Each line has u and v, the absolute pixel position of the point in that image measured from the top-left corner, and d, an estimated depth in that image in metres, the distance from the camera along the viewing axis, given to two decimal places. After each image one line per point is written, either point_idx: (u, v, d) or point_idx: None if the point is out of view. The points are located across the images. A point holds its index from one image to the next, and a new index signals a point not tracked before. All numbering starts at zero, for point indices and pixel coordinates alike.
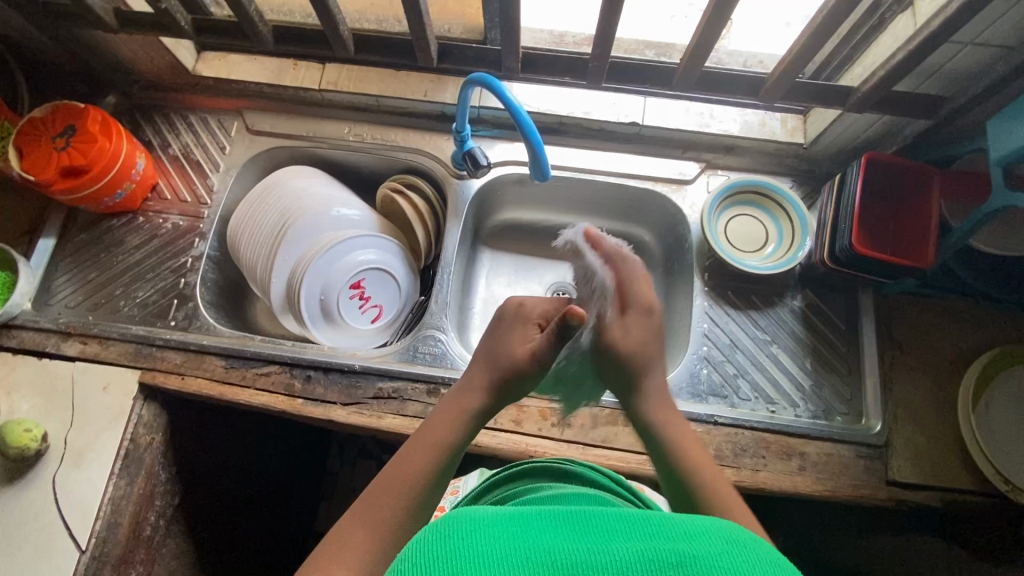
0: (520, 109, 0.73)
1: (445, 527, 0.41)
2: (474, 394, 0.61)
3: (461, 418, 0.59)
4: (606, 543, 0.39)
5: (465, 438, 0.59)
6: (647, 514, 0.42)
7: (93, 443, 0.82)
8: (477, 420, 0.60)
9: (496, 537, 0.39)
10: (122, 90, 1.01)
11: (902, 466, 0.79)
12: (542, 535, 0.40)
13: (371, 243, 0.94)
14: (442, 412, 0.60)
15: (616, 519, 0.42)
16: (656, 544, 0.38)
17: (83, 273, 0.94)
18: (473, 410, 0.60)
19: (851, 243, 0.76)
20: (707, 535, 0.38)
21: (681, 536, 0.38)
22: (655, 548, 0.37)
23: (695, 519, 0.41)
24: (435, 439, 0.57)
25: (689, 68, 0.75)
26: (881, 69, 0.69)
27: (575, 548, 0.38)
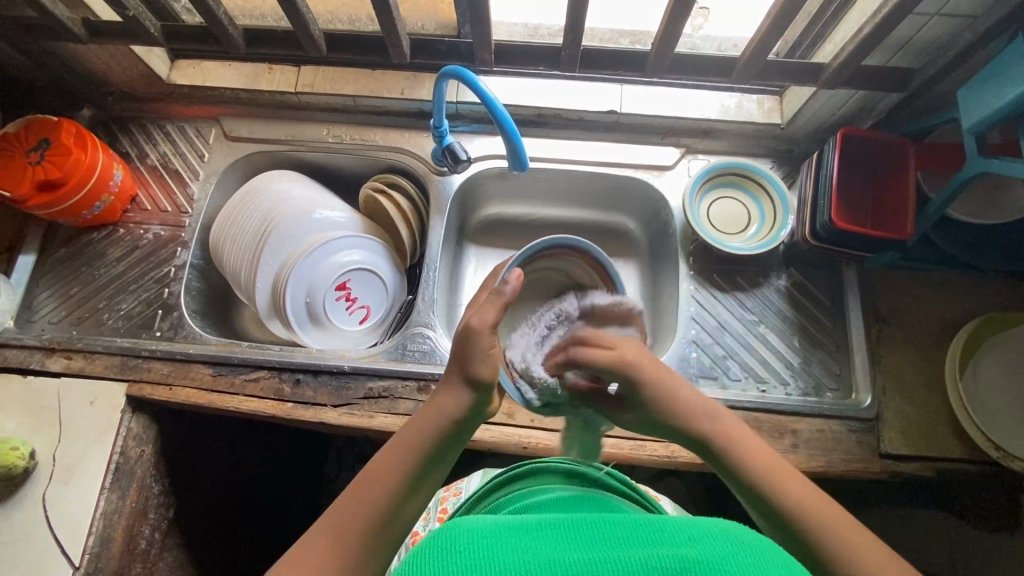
0: (494, 101, 0.73)
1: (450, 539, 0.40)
2: (455, 398, 0.56)
3: (436, 421, 0.56)
4: (612, 550, 0.39)
5: (440, 444, 0.56)
6: (651, 520, 0.42)
7: (82, 458, 0.81)
8: (456, 425, 0.56)
9: (500, 549, 0.39)
10: (97, 102, 1.01)
11: (893, 438, 0.80)
12: (548, 544, 0.40)
13: (355, 243, 0.93)
14: (418, 416, 0.57)
15: (622, 525, 0.42)
16: (661, 550, 0.38)
17: (65, 288, 0.93)
18: (453, 414, 0.55)
19: (831, 219, 0.76)
20: (714, 541, 0.39)
21: (685, 543, 0.39)
22: (658, 556, 0.37)
23: (701, 526, 0.41)
24: (406, 444, 0.55)
25: (661, 52, 0.75)
26: (850, 44, 0.70)
27: (582, 555, 0.38)
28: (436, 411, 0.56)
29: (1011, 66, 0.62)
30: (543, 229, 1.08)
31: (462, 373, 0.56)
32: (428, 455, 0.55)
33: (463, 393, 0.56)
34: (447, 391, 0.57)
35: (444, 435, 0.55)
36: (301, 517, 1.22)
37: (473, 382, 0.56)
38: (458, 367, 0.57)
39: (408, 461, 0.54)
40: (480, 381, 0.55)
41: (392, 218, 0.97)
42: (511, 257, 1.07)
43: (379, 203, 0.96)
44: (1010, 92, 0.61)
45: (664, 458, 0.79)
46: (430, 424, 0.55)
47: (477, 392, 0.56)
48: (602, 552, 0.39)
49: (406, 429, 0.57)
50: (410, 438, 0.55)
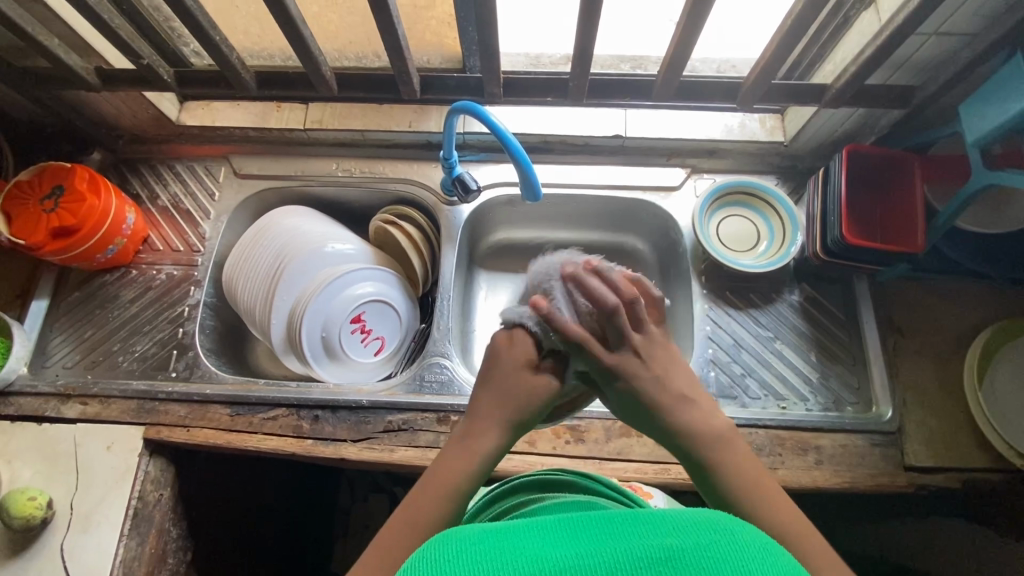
0: (505, 132, 0.74)
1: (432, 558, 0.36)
2: (491, 433, 0.52)
3: (471, 461, 0.50)
4: (597, 546, 0.36)
5: (476, 486, 0.50)
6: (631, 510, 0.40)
7: (100, 505, 0.80)
8: (491, 464, 0.51)
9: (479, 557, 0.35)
10: (107, 146, 1.02)
11: (917, 451, 0.80)
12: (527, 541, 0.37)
13: (369, 276, 0.94)
14: (447, 453, 0.51)
15: (605, 521, 0.39)
16: (644, 543, 0.36)
17: (78, 332, 0.93)
18: (489, 452, 0.51)
19: (842, 235, 0.77)
20: (700, 529, 0.37)
21: (670, 531, 0.36)
22: (648, 549, 0.35)
23: (684, 512, 0.38)
24: (438, 485, 0.48)
25: (668, 78, 0.76)
26: (852, 65, 0.71)
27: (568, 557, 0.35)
28: (474, 446, 0.51)
29: (1010, 82, 0.63)
30: (552, 253, 1.09)
31: (498, 399, 0.53)
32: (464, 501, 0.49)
33: (497, 432, 0.52)
34: (482, 426, 0.52)
35: (477, 476, 0.50)
36: (318, 553, 1.20)
37: (510, 414, 0.52)
38: (497, 393, 0.53)
39: (444, 502, 0.48)
40: (518, 413, 0.53)
41: (403, 248, 0.97)
42: (522, 281, 1.08)
43: (390, 234, 0.97)
44: (1012, 108, 0.63)
45: (688, 481, 0.78)
46: (462, 463, 0.50)
47: (512, 422, 0.52)
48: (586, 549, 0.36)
49: (436, 465, 0.50)
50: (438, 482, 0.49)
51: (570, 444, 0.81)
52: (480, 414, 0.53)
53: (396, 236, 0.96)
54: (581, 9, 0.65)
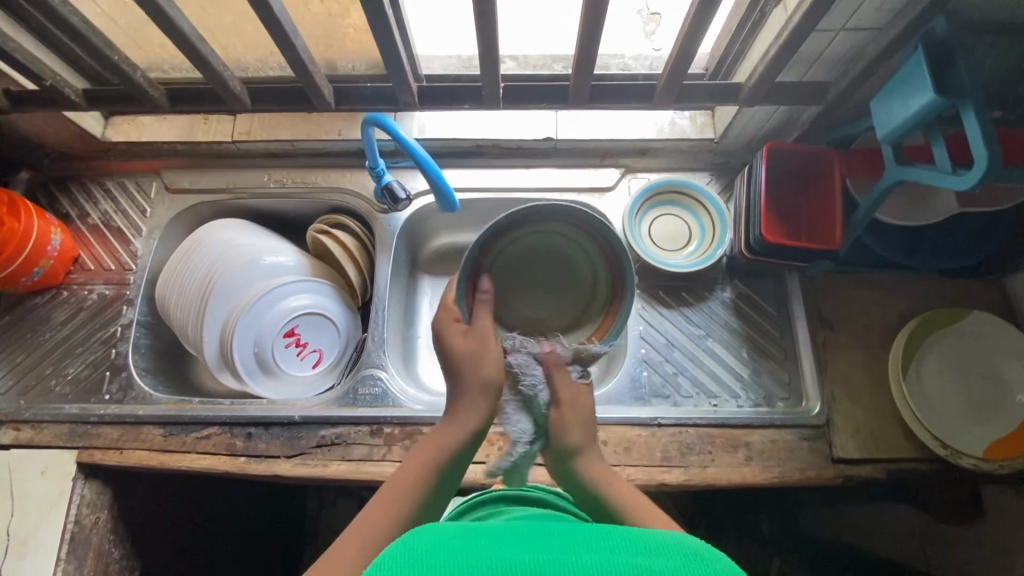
0: (413, 145, 0.73)
1: (419, 540, 0.38)
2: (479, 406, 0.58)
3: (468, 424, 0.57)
4: (572, 556, 0.36)
5: (463, 451, 0.57)
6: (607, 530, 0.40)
7: (35, 531, 0.80)
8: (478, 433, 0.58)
9: (457, 552, 0.37)
10: (34, 165, 1.00)
11: (844, 443, 0.81)
12: (503, 549, 0.38)
13: (304, 287, 0.93)
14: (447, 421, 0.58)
15: (587, 536, 0.40)
16: (620, 559, 0.36)
17: (10, 357, 0.91)
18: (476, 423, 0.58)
19: (763, 234, 0.77)
20: (671, 551, 0.36)
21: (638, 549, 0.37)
22: (616, 564, 0.35)
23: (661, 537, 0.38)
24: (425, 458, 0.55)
25: (582, 81, 0.75)
26: (762, 64, 0.71)
27: (538, 558, 0.36)
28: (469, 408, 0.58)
29: (912, 78, 0.63)
30: None
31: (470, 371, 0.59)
32: (447, 465, 0.56)
33: (486, 406, 0.58)
34: (475, 398, 0.58)
35: (469, 442, 0.57)
36: None
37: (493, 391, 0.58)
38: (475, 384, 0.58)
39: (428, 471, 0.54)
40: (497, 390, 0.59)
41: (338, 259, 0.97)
42: None
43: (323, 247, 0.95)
44: (915, 104, 0.63)
45: None
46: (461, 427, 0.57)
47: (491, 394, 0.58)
48: (561, 556, 0.36)
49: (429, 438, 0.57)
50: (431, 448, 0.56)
51: (504, 450, 0.81)
52: (473, 386, 0.58)
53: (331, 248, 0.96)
54: (478, 16, 0.64)
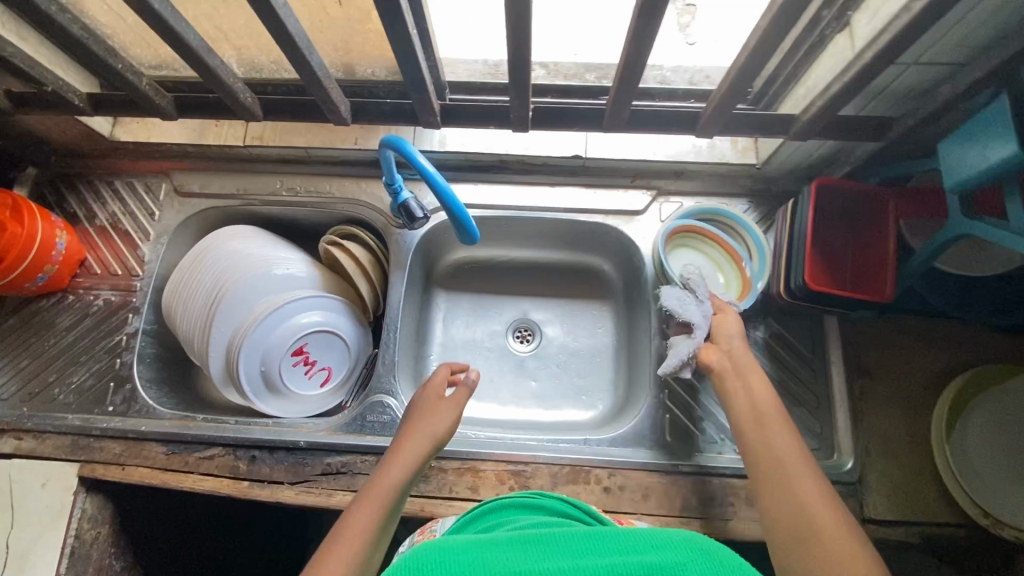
0: (432, 173, 0.68)
1: (419, 563, 0.40)
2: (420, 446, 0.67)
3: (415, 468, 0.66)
4: (579, 561, 0.40)
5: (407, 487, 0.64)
6: (605, 533, 0.44)
7: (35, 545, 0.79)
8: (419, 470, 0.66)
9: (465, 566, 0.40)
10: (40, 162, 0.96)
11: (877, 503, 0.76)
12: (511, 556, 0.41)
13: (313, 304, 0.89)
14: (394, 467, 0.65)
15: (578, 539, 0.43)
16: (623, 559, 0.40)
17: (14, 361, 0.89)
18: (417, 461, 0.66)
19: (806, 281, 0.71)
20: (673, 547, 0.41)
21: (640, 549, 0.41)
22: (623, 563, 0.39)
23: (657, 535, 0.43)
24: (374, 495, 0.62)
25: (619, 107, 0.69)
26: (822, 97, 0.64)
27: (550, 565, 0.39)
28: (416, 454, 0.66)
29: (990, 128, 0.56)
30: (512, 271, 1.05)
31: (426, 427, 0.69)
32: (396, 502, 0.62)
33: (427, 444, 0.68)
34: (411, 445, 0.67)
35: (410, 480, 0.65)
36: None
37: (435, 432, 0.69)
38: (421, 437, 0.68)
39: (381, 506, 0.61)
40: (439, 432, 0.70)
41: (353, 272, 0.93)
42: (482, 303, 1.04)
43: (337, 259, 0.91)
44: (992, 156, 0.56)
45: None
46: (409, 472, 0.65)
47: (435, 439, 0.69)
48: (568, 561, 0.40)
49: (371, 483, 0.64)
50: (380, 490, 0.62)
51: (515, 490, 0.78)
52: (419, 433, 0.68)
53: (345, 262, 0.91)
54: (509, 33, 0.58)
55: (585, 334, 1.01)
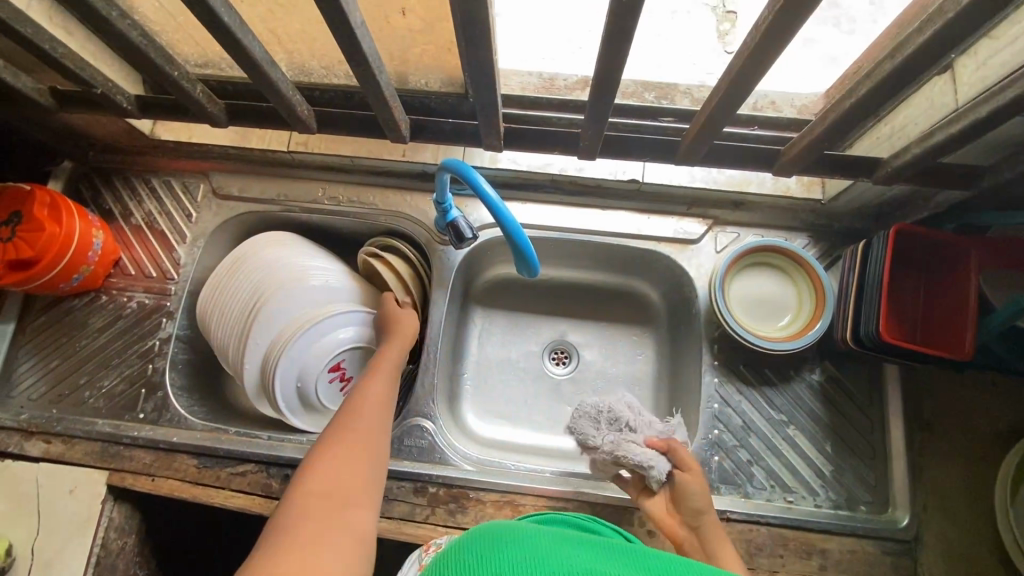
0: (496, 200, 0.64)
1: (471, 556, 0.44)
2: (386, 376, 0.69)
3: (391, 392, 0.67)
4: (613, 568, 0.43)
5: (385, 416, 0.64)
6: (643, 550, 0.47)
7: (61, 554, 0.77)
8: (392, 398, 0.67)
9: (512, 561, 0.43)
10: (77, 156, 0.94)
11: (933, 564, 0.73)
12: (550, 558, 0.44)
13: (352, 320, 0.87)
14: (365, 395, 0.64)
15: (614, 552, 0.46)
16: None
17: (45, 361, 0.88)
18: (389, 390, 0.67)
19: (878, 331, 0.67)
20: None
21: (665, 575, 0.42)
22: None
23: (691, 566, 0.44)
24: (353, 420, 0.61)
25: (697, 141, 0.65)
26: (916, 144, 0.60)
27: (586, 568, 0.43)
28: (385, 377, 0.68)
29: None
30: (553, 292, 1.02)
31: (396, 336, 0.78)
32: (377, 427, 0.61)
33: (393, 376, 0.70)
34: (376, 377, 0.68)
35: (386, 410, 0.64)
36: None
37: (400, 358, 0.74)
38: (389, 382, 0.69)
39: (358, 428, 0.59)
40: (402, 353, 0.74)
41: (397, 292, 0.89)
42: (519, 323, 1.01)
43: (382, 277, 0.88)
44: None
45: None
46: (386, 394, 0.66)
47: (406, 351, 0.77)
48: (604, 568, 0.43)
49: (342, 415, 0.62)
50: (359, 416, 0.61)
51: None
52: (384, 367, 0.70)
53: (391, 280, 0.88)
54: (603, 40, 0.53)
55: (627, 362, 0.97)
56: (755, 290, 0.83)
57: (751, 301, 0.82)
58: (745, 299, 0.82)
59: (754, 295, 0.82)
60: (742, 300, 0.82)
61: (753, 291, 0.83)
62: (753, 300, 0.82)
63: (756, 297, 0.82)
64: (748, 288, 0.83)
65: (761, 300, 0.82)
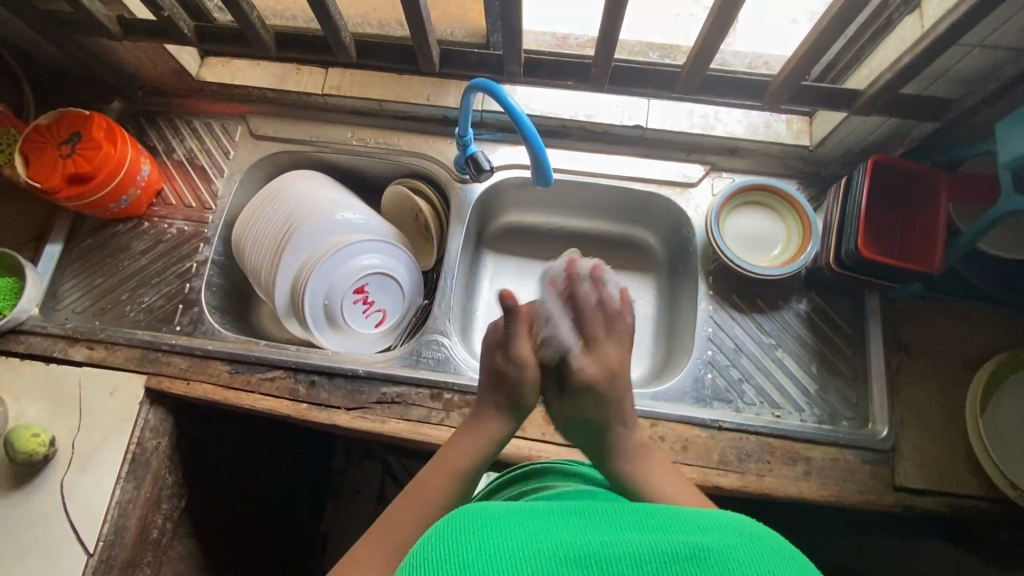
0: (520, 114, 0.72)
1: (463, 522, 0.42)
2: (489, 425, 0.62)
3: (479, 451, 0.61)
4: (619, 534, 0.41)
5: (477, 472, 0.60)
6: (652, 507, 0.44)
7: (100, 448, 0.83)
8: (491, 452, 0.62)
9: (513, 532, 0.41)
10: (126, 95, 1.02)
11: (907, 472, 0.79)
12: (549, 527, 0.42)
13: (376, 248, 0.94)
14: (459, 440, 0.62)
15: (622, 513, 0.44)
16: (669, 538, 0.40)
17: (89, 278, 0.94)
18: (491, 440, 0.62)
19: (857, 247, 0.75)
20: (721, 529, 0.41)
21: (692, 530, 0.41)
22: (668, 541, 0.39)
23: (706, 514, 0.43)
24: (442, 475, 0.58)
25: (693, 71, 0.74)
26: (888, 72, 0.68)
27: (593, 539, 0.40)
28: (477, 441, 0.61)
29: None
30: (560, 239, 1.08)
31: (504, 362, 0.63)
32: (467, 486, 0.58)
33: (495, 426, 0.63)
34: (466, 440, 0.61)
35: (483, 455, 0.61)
36: (309, 510, 1.25)
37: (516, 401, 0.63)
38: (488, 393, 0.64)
39: (461, 472, 0.58)
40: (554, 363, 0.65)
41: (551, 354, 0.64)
42: (528, 266, 1.08)
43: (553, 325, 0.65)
44: None
45: None
46: (473, 450, 0.60)
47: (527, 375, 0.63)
48: (609, 533, 0.41)
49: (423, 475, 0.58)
50: (441, 476, 0.57)
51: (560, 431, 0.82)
52: (487, 419, 0.63)
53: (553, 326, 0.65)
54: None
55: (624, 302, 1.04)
56: (746, 227, 0.90)
57: (744, 237, 0.90)
58: (738, 236, 0.90)
59: (746, 231, 0.90)
60: (735, 236, 0.90)
61: (745, 228, 0.90)
62: (744, 235, 0.90)
63: (748, 234, 0.90)
64: (739, 226, 0.90)
65: (752, 236, 0.90)
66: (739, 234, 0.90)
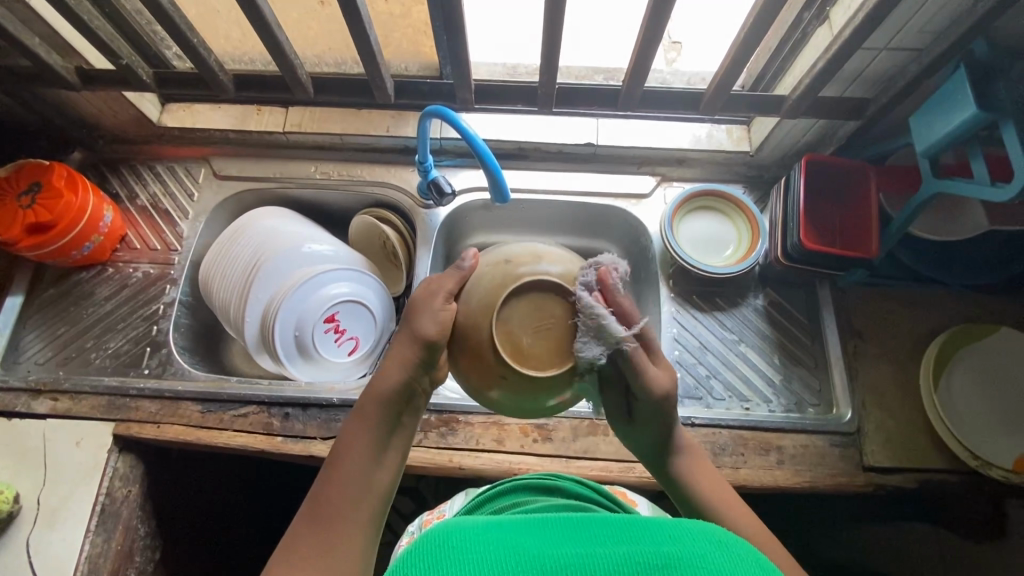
0: (475, 137, 0.76)
1: (433, 539, 0.40)
2: (394, 372, 0.55)
3: (384, 409, 0.55)
4: (593, 545, 0.39)
5: (389, 431, 0.55)
6: (627, 518, 0.43)
7: (67, 501, 0.80)
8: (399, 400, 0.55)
9: (481, 547, 0.39)
10: (87, 145, 1.03)
11: (875, 452, 0.81)
12: (520, 538, 0.41)
13: (344, 276, 0.95)
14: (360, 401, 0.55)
15: (595, 523, 0.42)
16: (641, 547, 0.38)
17: (51, 328, 0.93)
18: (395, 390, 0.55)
19: (800, 240, 0.80)
20: (693, 537, 0.39)
21: (663, 540, 0.39)
22: (640, 552, 0.38)
23: (680, 523, 0.41)
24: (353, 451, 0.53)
25: (632, 87, 0.80)
26: (807, 77, 0.75)
27: (563, 551, 0.38)
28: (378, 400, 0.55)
29: (952, 95, 0.67)
30: None
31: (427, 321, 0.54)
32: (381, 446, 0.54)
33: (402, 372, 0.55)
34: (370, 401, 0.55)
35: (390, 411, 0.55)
36: None
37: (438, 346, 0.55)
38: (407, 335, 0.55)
39: (370, 439, 0.54)
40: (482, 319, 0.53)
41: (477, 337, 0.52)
42: None
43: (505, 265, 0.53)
44: (956, 119, 0.66)
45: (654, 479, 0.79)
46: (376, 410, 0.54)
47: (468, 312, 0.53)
48: (580, 546, 0.39)
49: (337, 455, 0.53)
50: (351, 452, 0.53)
51: (537, 442, 0.82)
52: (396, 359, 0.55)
53: (478, 288, 0.53)
54: (547, 21, 0.70)
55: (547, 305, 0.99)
56: (699, 232, 0.94)
57: (697, 241, 0.94)
58: (693, 241, 0.94)
59: (700, 236, 0.94)
60: (691, 242, 0.94)
61: (699, 233, 0.94)
62: (697, 240, 0.94)
63: (702, 238, 0.94)
64: (694, 232, 0.94)
65: (705, 241, 0.94)
66: (693, 239, 0.94)
